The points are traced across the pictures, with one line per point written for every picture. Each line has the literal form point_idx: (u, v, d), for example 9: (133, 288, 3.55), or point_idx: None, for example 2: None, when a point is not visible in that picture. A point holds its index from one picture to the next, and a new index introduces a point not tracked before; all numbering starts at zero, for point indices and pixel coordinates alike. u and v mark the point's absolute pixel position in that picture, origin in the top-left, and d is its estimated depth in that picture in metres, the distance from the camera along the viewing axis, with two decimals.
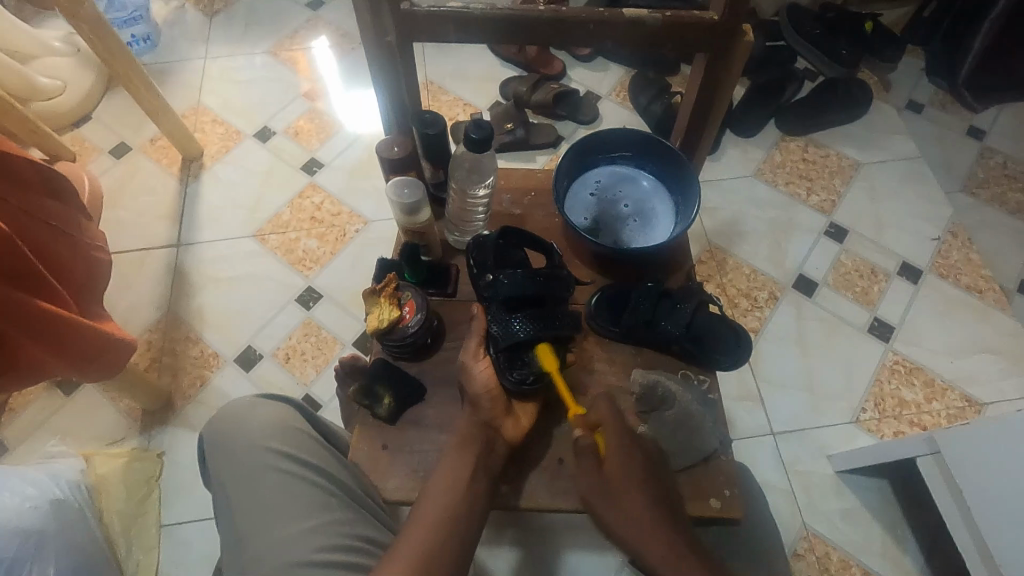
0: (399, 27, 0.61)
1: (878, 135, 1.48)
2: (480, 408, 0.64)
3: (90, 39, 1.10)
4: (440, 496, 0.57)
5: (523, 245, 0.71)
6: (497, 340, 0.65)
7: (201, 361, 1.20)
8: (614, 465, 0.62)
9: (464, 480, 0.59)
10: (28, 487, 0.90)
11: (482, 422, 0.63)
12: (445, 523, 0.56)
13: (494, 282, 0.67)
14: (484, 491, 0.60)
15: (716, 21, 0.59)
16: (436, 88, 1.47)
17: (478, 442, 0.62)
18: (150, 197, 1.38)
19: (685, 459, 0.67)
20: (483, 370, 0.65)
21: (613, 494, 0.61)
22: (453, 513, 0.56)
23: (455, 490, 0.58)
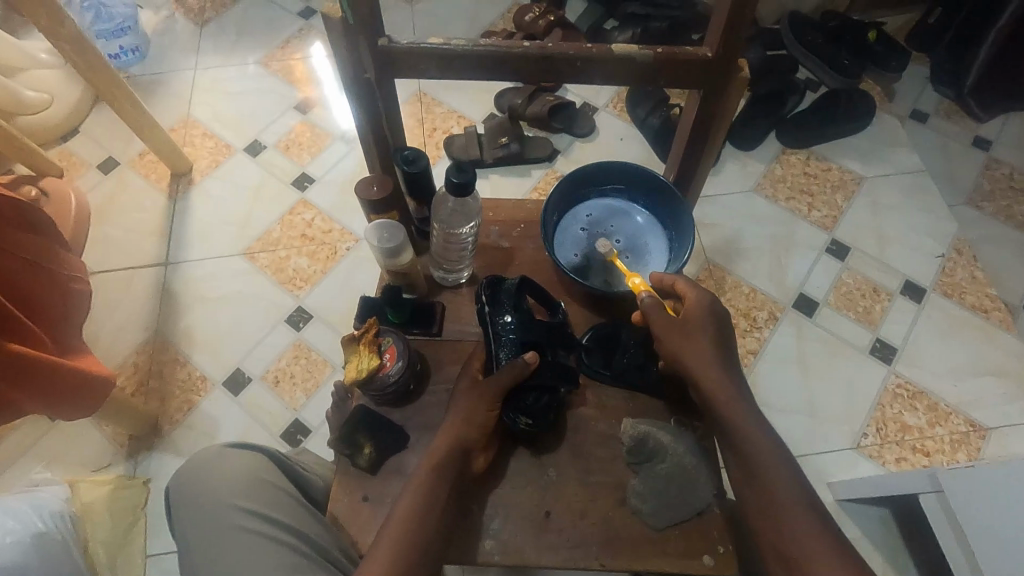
0: (377, 63, 0.58)
1: (882, 147, 1.45)
2: (465, 438, 0.61)
3: (72, 58, 1.07)
4: (406, 523, 0.55)
5: (531, 294, 0.69)
6: (505, 385, 0.63)
7: (189, 385, 1.17)
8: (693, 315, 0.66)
9: (432, 511, 0.57)
10: (9, 522, 0.88)
11: (457, 443, 0.61)
12: (405, 556, 0.54)
13: (509, 324, 0.66)
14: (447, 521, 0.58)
15: (710, 58, 0.57)
16: (430, 100, 1.44)
17: (451, 468, 0.59)
18: (138, 214, 1.36)
19: (675, 516, 0.64)
20: (483, 412, 0.63)
21: (684, 334, 0.65)
22: (419, 536, 0.55)
23: (420, 519, 0.56)
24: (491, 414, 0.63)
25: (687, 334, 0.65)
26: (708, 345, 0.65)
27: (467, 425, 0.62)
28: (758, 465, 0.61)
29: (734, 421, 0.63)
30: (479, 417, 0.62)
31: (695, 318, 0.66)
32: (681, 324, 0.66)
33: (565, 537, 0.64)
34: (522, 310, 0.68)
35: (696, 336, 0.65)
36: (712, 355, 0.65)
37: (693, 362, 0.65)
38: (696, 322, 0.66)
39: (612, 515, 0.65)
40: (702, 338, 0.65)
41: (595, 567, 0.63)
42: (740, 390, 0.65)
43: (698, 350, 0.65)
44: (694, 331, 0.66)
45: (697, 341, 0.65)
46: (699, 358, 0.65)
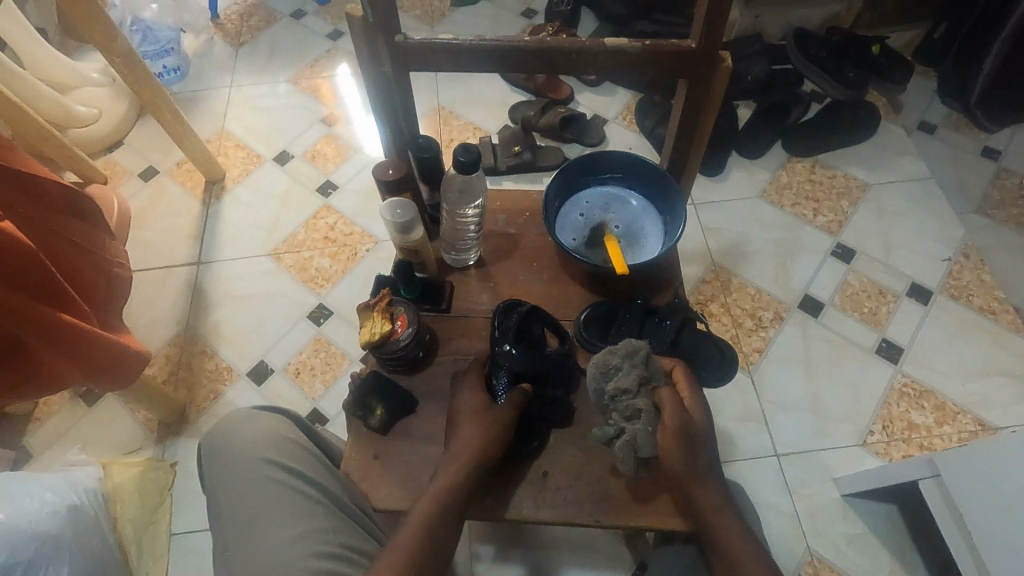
0: (394, 58, 0.65)
1: (887, 156, 1.48)
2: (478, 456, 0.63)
3: (122, 71, 1.16)
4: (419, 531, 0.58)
5: (539, 323, 0.71)
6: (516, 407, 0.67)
7: (216, 375, 1.24)
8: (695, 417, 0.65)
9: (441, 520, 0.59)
10: (48, 493, 0.94)
11: (474, 465, 0.62)
12: (419, 551, 0.57)
13: (510, 354, 0.67)
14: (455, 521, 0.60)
15: (694, 49, 0.62)
16: (448, 113, 1.52)
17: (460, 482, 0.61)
18: (174, 218, 1.45)
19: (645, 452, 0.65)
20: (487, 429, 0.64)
21: (686, 431, 0.63)
22: (434, 540, 0.58)
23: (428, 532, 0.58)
24: (494, 432, 0.64)
25: (687, 447, 0.63)
26: (701, 457, 0.63)
27: (472, 443, 0.63)
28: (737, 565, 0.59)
29: (716, 520, 0.61)
30: (484, 433, 0.64)
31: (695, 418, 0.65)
32: (682, 434, 0.63)
33: (562, 494, 0.68)
34: (525, 339, 0.69)
35: (693, 437, 0.63)
36: (698, 461, 0.63)
37: (688, 474, 0.62)
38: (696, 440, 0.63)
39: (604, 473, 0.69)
40: (700, 452, 0.63)
41: (591, 523, 0.67)
42: (723, 492, 0.63)
43: (691, 460, 0.63)
44: (693, 436, 0.63)
45: (691, 453, 0.63)
46: (691, 468, 0.62)
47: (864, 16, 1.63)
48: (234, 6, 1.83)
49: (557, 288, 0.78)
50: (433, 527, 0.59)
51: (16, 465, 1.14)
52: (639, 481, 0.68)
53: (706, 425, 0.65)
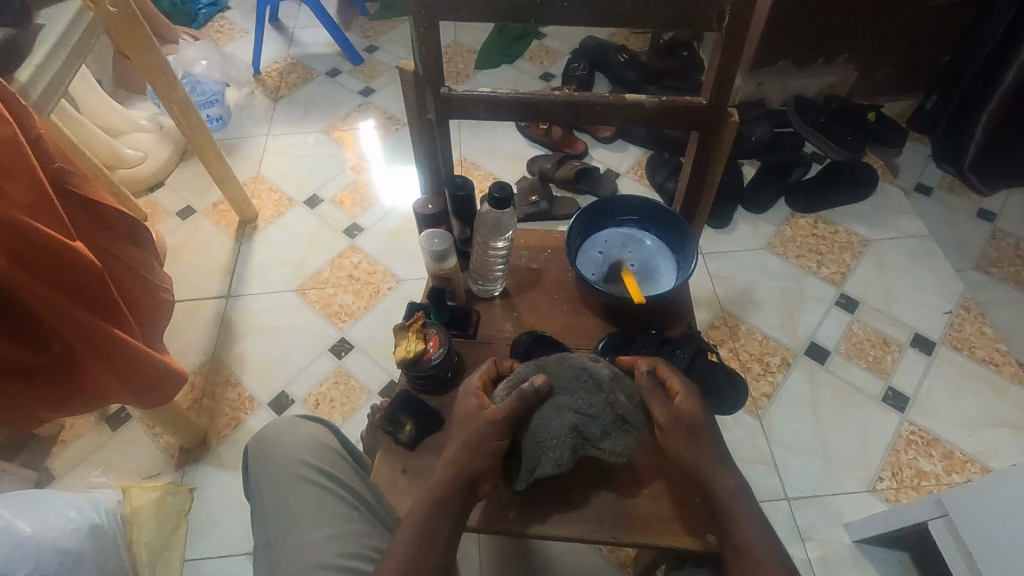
0: (437, 106, 0.74)
1: (886, 214, 1.55)
2: (467, 465, 0.64)
3: (177, 118, 1.27)
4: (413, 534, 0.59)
5: (549, 349, 0.78)
6: (520, 411, 0.66)
7: (238, 404, 1.28)
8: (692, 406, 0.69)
9: (438, 527, 0.61)
10: (72, 510, 0.96)
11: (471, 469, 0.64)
12: (413, 552, 0.58)
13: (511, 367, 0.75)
14: (448, 530, 0.61)
15: (705, 104, 0.70)
16: (470, 164, 1.63)
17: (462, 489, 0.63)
18: (208, 254, 1.53)
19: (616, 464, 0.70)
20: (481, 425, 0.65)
21: (690, 428, 0.67)
22: (417, 555, 0.58)
23: (421, 535, 0.60)
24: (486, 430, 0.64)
25: (690, 436, 0.67)
26: (711, 451, 0.66)
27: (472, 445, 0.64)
28: (750, 562, 0.60)
29: (731, 510, 0.63)
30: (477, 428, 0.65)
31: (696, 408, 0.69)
32: (683, 423, 0.67)
33: (580, 512, 0.71)
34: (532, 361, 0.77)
35: (699, 428, 0.68)
36: (705, 452, 0.66)
37: (702, 466, 0.65)
38: (698, 429, 0.67)
39: (623, 493, 0.72)
40: (705, 444, 0.66)
41: (610, 541, 0.70)
42: (738, 483, 0.65)
43: (703, 451, 0.66)
44: (695, 428, 0.67)
45: (700, 443, 0.66)
46: (705, 459, 0.66)
47: (859, 86, 1.76)
48: (275, 64, 1.99)
49: (576, 318, 0.83)
50: (427, 532, 0.60)
51: (37, 486, 1.16)
52: (647, 505, 0.71)
53: (706, 420, 0.69)
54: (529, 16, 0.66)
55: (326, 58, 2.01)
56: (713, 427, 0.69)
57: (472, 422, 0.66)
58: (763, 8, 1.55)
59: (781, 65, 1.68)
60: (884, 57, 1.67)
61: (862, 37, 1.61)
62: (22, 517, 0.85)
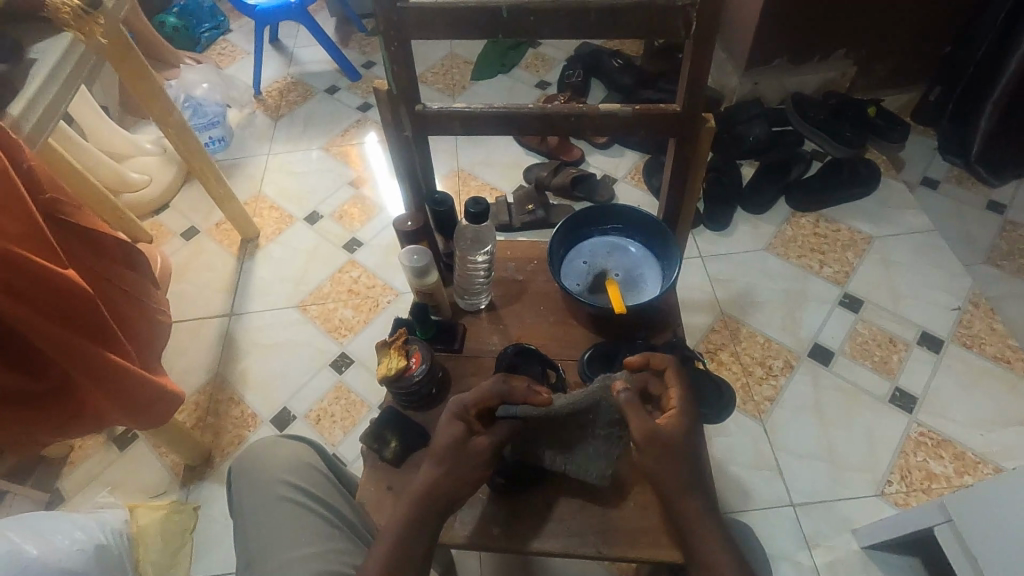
0: (414, 123, 0.75)
1: (890, 209, 1.52)
2: (452, 487, 0.63)
3: (176, 142, 1.30)
4: (391, 554, 0.60)
5: (537, 362, 0.78)
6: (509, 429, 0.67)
7: (241, 421, 1.29)
8: (671, 427, 0.65)
9: (414, 546, 0.61)
10: (78, 531, 0.98)
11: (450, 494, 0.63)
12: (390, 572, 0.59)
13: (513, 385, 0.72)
14: (424, 547, 0.61)
15: (679, 112, 0.70)
16: (467, 174, 1.63)
17: (440, 508, 0.63)
18: (211, 273, 1.55)
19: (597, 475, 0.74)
20: (473, 461, 0.65)
21: (665, 452, 0.64)
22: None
23: (398, 556, 0.60)
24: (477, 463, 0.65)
25: (664, 454, 0.64)
26: (684, 470, 0.64)
27: (457, 472, 0.64)
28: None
29: (693, 529, 0.63)
30: (469, 460, 0.64)
31: (675, 426, 0.66)
32: (661, 442, 0.64)
33: (565, 525, 0.71)
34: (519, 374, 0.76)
35: (676, 450, 0.64)
36: (682, 471, 0.64)
37: (673, 486, 0.63)
38: (677, 450, 0.64)
39: (609, 504, 0.72)
40: (678, 464, 0.64)
41: (594, 555, 0.69)
42: (705, 501, 0.64)
43: (676, 470, 0.64)
44: (673, 449, 0.64)
45: (676, 466, 0.64)
46: (677, 477, 0.64)
47: (859, 81, 1.73)
48: (275, 84, 2.02)
49: (562, 329, 0.83)
50: (404, 550, 0.60)
51: (48, 507, 1.19)
52: (633, 518, 0.71)
53: (683, 436, 0.65)
54: (497, 31, 0.66)
55: (325, 75, 2.03)
56: (694, 444, 0.66)
57: (463, 454, 0.64)
58: (756, 7, 1.53)
59: (777, 63, 1.66)
60: (882, 50, 1.65)
61: (859, 31, 1.59)
62: (28, 540, 0.87)
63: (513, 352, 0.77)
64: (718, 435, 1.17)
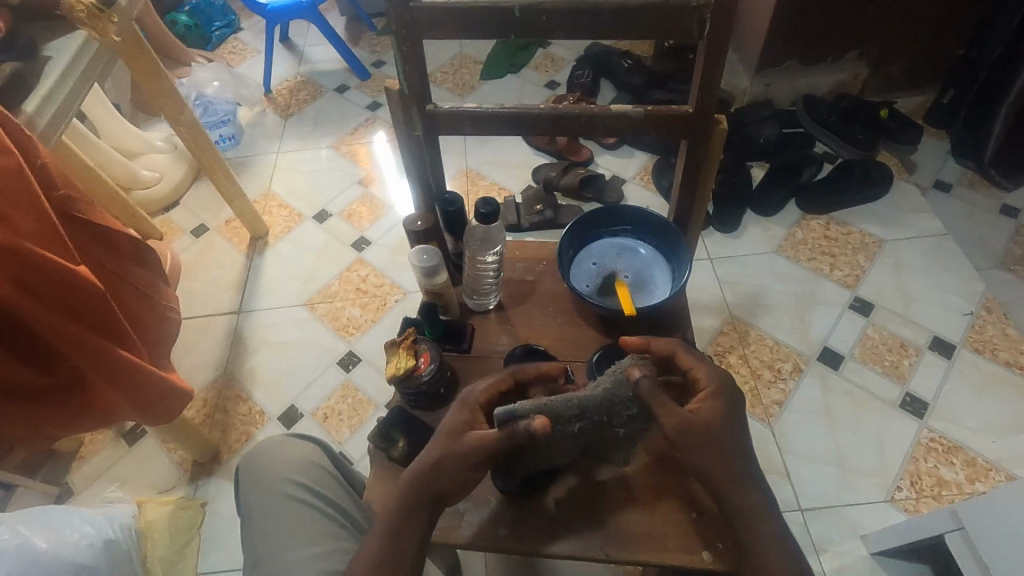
0: (425, 123, 0.75)
1: (902, 213, 1.51)
2: (440, 482, 0.62)
3: (186, 140, 1.30)
4: (379, 550, 0.60)
5: (545, 363, 0.78)
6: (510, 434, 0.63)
7: (249, 418, 1.30)
8: (707, 409, 0.64)
9: (405, 543, 0.61)
10: (87, 525, 0.99)
11: (439, 489, 0.62)
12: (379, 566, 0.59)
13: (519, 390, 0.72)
14: (416, 542, 0.61)
15: (692, 113, 0.70)
16: (475, 174, 1.63)
17: (428, 505, 0.62)
18: (220, 270, 1.56)
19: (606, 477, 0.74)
20: (468, 455, 0.63)
21: (706, 438, 0.62)
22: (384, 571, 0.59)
23: (388, 552, 0.60)
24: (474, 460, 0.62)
25: (706, 441, 0.62)
26: (726, 451, 0.63)
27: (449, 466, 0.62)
28: (761, 564, 0.60)
29: (744, 518, 0.61)
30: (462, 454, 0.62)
31: (710, 410, 0.64)
32: (700, 430, 0.63)
33: (572, 527, 0.70)
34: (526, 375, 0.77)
35: (715, 435, 0.63)
36: (727, 454, 0.63)
37: (720, 475, 0.62)
38: (719, 434, 0.63)
39: (616, 507, 0.71)
40: (721, 449, 0.63)
41: (601, 558, 0.69)
42: (758, 494, 0.62)
43: (719, 457, 0.62)
44: (709, 432, 0.63)
45: (718, 448, 0.62)
46: (723, 462, 0.62)
47: (871, 83, 1.72)
48: (285, 82, 2.03)
49: (570, 330, 0.83)
50: (396, 546, 0.60)
51: (58, 501, 1.19)
52: (640, 521, 0.71)
53: (719, 417, 0.64)
54: (509, 31, 0.66)
55: (334, 74, 2.04)
56: (734, 425, 0.65)
57: (457, 446, 0.63)
58: (768, 8, 1.52)
59: (788, 64, 1.65)
60: (896, 52, 1.63)
61: (871, 33, 1.58)
62: (39, 534, 0.88)
63: (519, 353, 0.78)
64: None
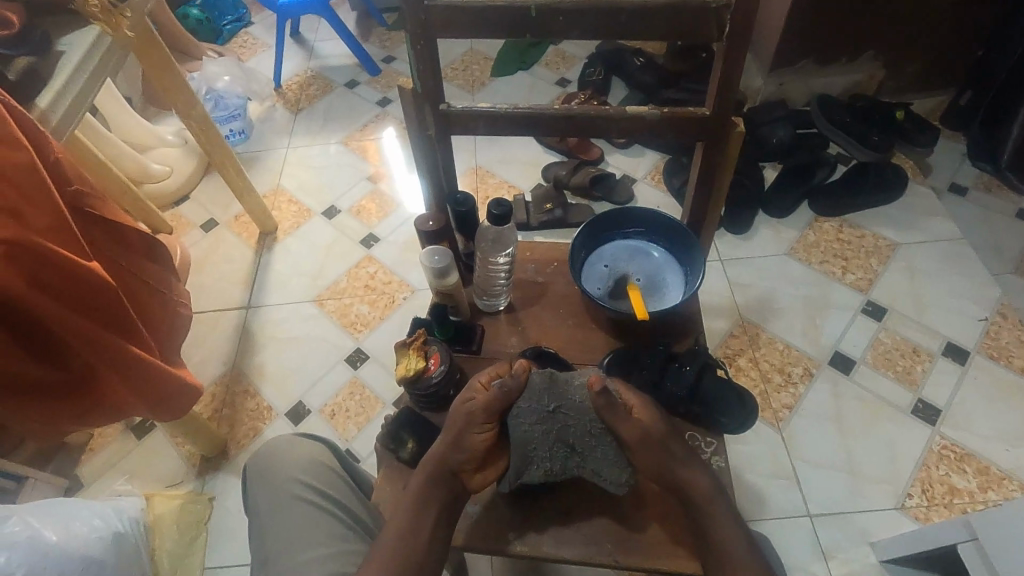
0: (438, 123, 0.74)
1: (916, 216, 1.49)
2: (450, 462, 0.68)
3: (197, 135, 1.31)
4: (402, 533, 0.64)
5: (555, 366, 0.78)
6: (498, 409, 0.69)
7: (257, 414, 1.30)
8: (649, 408, 0.70)
9: (424, 528, 0.64)
10: (96, 518, 0.99)
11: (450, 469, 0.68)
12: (406, 548, 0.63)
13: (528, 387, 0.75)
14: (435, 528, 0.65)
15: (708, 115, 0.69)
16: (485, 172, 1.62)
17: (443, 487, 0.67)
18: (229, 265, 1.56)
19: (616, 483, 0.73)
20: (478, 434, 0.69)
21: (651, 431, 0.69)
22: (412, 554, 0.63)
23: (408, 538, 0.64)
24: (486, 436, 0.69)
25: (654, 438, 0.69)
26: (673, 448, 0.69)
27: (461, 440, 0.68)
28: (730, 559, 0.64)
29: (707, 512, 0.66)
30: (473, 432, 0.69)
31: (654, 408, 0.71)
32: (644, 421, 0.69)
33: (582, 533, 0.70)
34: None
35: (662, 430, 0.69)
36: (673, 449, 0.69)
37: (665, 466, 0.68)
38: (660, 433, 0.69)
39: (627, 514, 0.71)
40: (670, 443, 0.69)
41: (611, 564, 0.68)
42: (709, 480, 0.68)
43: (659, 447, 0.68)
44: (657, 425, 0.69)
45: (665, 442, 0.69)
46: (671, 457, 0.69)
47: (887, 83, 1.69)
48: (295, 77, 2.03)
49: (581, 332, 0.82)
50: (415, 533, 0.64)
51: (67, 493, 1.20)
52: (649, 529, 0.70)
53: (662, 415, 0.71)
54: (525, 31, 0.65)
55: (344, 70, 2.03)
56: (672, 424, 0.72)
57: (468, 424, 0.69)
58: (783, 7, 1.51)
59: (803, 64, 1.63)
60: (913, 52, 1.61)
61: (888, 33, 1.56)
62: (49, 526, 0.89)
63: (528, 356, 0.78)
64: (734, 443, 1.16)
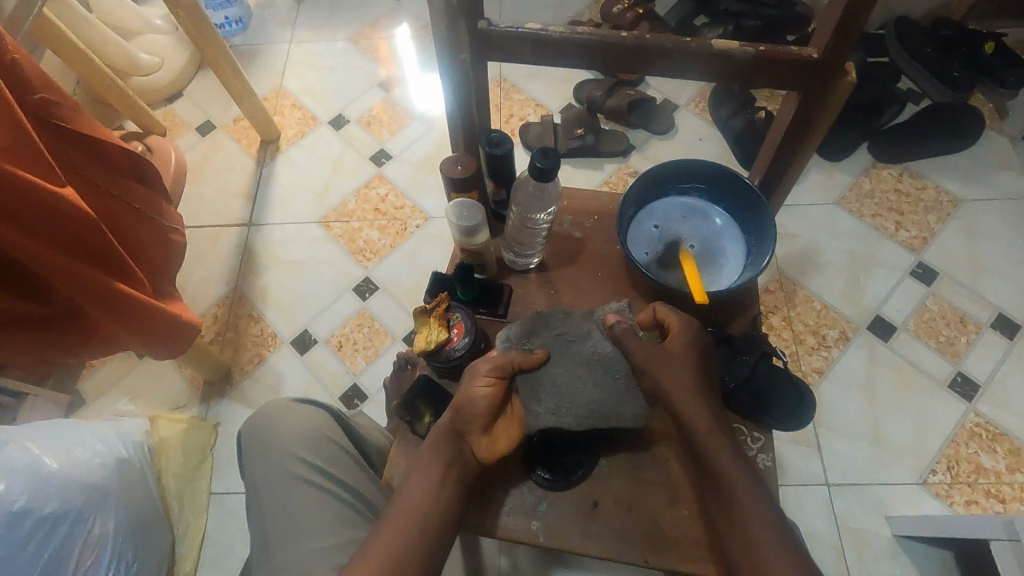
0: (474, 44, 0.61)
1: (987, 168, 1.34)
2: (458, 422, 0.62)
3: (186, 25, 1.14)
4: (412, 509, 0.58)
5: None
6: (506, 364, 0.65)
7: (261, 340, 1.25)
8: (678, 342, 0.64)
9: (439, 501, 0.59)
10: (98, 443, 0.95)
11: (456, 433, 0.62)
12: (418, 525, 0.58)
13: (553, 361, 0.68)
14: (450, 509, 0.60)
15: (815, 59, 0.56)
16: (509, 86, 1.45)
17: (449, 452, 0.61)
18: (229, 175, 1.44)
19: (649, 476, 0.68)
20: (480, 387, 0.63)
21: (669, 368, 0.63)
22: (423, 531, 0.58)
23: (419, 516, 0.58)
24: (490, 389, 0.63)
25: (668, 373, 0.63)
26: (695, 388, 0.63)
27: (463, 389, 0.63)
28: (746, 528, 0.57)
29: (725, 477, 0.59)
30: (473, 386, 0.63)
31: (682, 346, 0.64)
32: (659, 358, 0.64)
33: (610, 527, 0.66)
34: None
35: (683, 369, 0.63)
36: (694, 393, 0.62)
37: (684, 407, 0.62)
38: (682, 364, 0.64)
39: (660, 510, 0.67)
40: (692, 384, 0.63)
41: (639, 562, 0.65)
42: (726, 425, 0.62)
43: (683, 386, 0.63)
44: (676, 364, 0.64)
45: (685, 385, 0.63)
46: (694, 401, 0.62)
47: (979, 7, 1.47)
48: None
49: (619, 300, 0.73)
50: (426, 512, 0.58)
51: (69, 409, 1.18)
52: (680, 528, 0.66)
53: (692, 350, 0.64)
54: None
55: None
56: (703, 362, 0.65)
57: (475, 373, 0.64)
58: None
59: None
60: None
61: None
62: (48, 453, 0.85)
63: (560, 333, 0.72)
64: None
